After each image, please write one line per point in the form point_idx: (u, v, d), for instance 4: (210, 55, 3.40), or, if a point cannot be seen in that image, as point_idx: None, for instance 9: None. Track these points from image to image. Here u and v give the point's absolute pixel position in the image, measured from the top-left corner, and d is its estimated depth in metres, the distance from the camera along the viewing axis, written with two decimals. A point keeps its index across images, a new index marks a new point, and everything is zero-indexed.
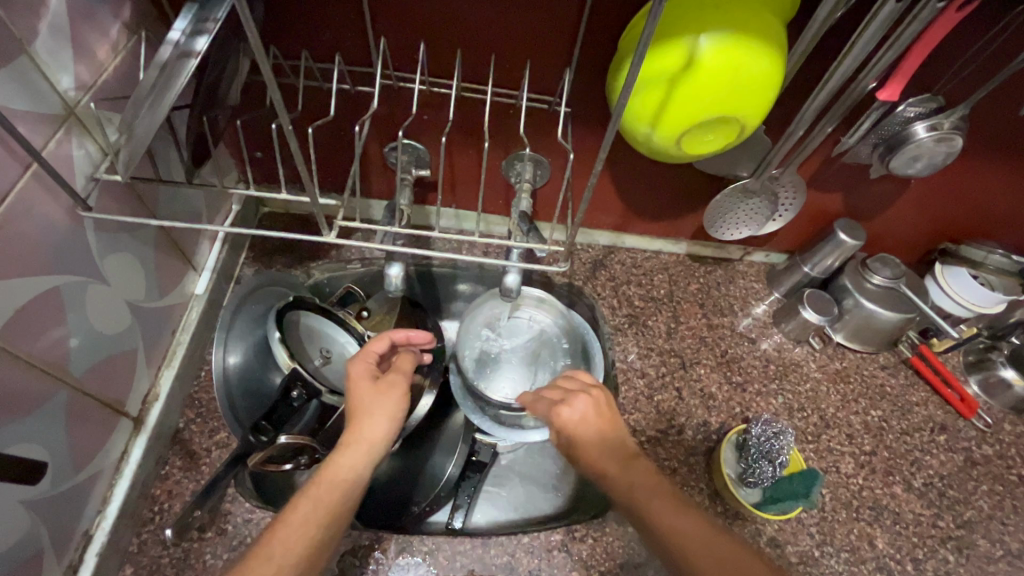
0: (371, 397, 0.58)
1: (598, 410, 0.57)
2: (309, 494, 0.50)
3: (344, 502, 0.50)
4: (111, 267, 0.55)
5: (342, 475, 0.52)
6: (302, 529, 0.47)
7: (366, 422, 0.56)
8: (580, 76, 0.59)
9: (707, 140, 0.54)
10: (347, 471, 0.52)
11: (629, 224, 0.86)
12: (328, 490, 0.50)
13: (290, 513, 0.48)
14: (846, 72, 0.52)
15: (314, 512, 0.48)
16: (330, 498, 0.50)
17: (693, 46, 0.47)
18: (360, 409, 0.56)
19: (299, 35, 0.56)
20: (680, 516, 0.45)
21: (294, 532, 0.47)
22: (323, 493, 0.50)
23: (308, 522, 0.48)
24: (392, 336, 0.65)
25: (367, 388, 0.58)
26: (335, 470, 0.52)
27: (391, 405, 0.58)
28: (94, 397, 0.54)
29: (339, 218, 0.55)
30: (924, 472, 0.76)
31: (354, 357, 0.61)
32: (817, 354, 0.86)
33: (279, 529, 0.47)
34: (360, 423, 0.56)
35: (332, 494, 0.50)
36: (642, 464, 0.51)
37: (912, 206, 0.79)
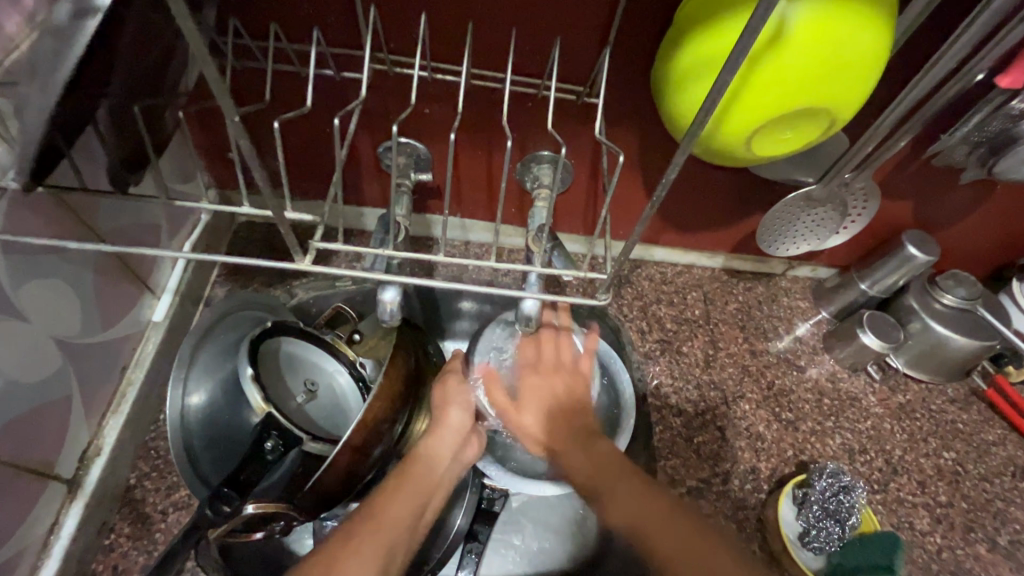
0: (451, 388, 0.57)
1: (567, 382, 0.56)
2: (406, 472, 0.50)
3: (433, 483, 0.51)
4: (30, 298, 0.43)
5: (432, 456, 0.52)
6: (400, 504, 0.47)
7: (450, 410, 0.56)
8: (620, 59, 0.48)
9: (782, 138, 0.43)
10: (434, 454, 0.52)
11: (660, 235, 0.75)
12: (424, 470, 0.51)
13: (385, 487, 0.48)
14: (964, 47, 0.42)
15: (410, 490, 0.49)
16: (423, 474, 0.50)
17: (781, 15, 0.35)
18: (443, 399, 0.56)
19: (270, 7, 0.45)
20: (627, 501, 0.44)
21: (395, 506, 0.47)
22: (416, 469, 0.50)
23: (404, 496, 0.48)
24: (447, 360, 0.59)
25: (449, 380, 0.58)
26: (423, 451, 0.52)
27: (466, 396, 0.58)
28: (8, 464, 0.43)
29: (317, 239, 0.43)
30: (1010, 528, 0.65)
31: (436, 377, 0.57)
32: (877, 385, 0.75)
33: (380, 502, 0.46)
34: (447, 405, 0.56)
35: (426, 475, 0.51)
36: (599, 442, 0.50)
37: (992, 216, 0.68)
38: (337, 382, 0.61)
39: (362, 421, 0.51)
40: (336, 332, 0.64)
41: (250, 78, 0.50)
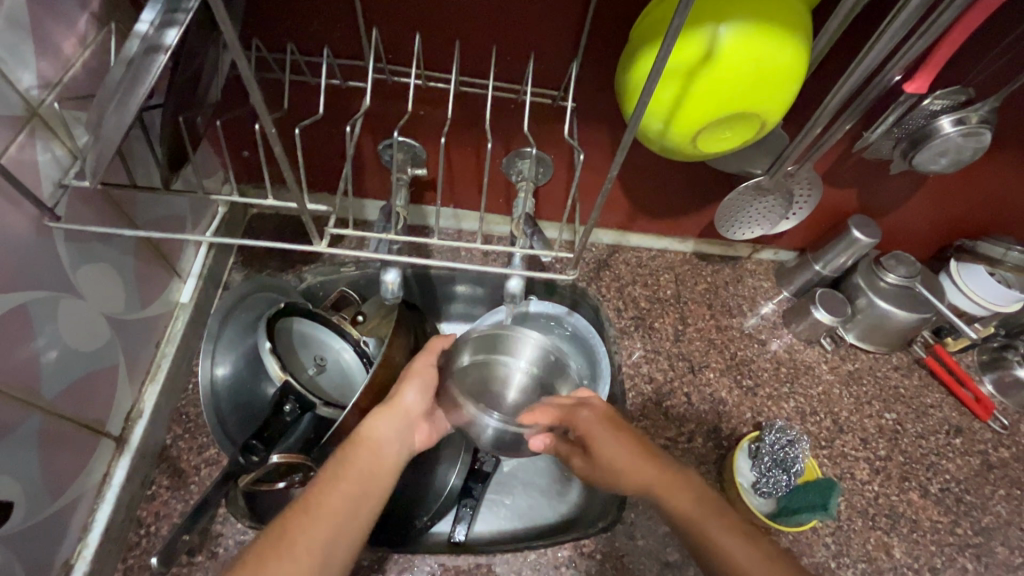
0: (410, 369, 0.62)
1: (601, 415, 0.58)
2: (347, 457, 0.53)
3: (377, 464, 0.54)
4: (85, 279, 0.51)
5: (377, 438, 0.56)
6: (342, 487, 0.51)
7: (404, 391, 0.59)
8: (587, 68, 0.56)
9: (723, 137, 0.50)
10: (378, 436, 0.56)
11: (634, 223, 0.83)
12: (368, 454, 0.54)
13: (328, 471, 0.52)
14: (869, 66, 0.49)
15: (352, 476, 0.52)
16: (366, 457, 0.54)
17: (711, 36, 0.43)
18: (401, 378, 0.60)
19: (284, 27, 0.52)
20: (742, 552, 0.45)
21: (335, 490, 0.51)
22: (359, 453, 0.54)
23: (347, 481, 0.52)
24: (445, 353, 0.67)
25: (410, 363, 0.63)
26: (371, 436, 0.55)
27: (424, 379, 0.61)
28: (70, 420, 0.50)
29: (330, 227, 0.51)
30: (941, 478, 0.74)
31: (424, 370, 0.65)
32: (829, 356, 0.83)
33: (320, 489, 0.51)
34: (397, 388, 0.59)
35: (370, 458, 0.54)
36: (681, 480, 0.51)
37: (928, 202, 0.76)
38: (342, 358, 0.68)
39: (369, 385, 0.59)
40: (341, 314, 0.72)
41: (268, 86, 0.58)
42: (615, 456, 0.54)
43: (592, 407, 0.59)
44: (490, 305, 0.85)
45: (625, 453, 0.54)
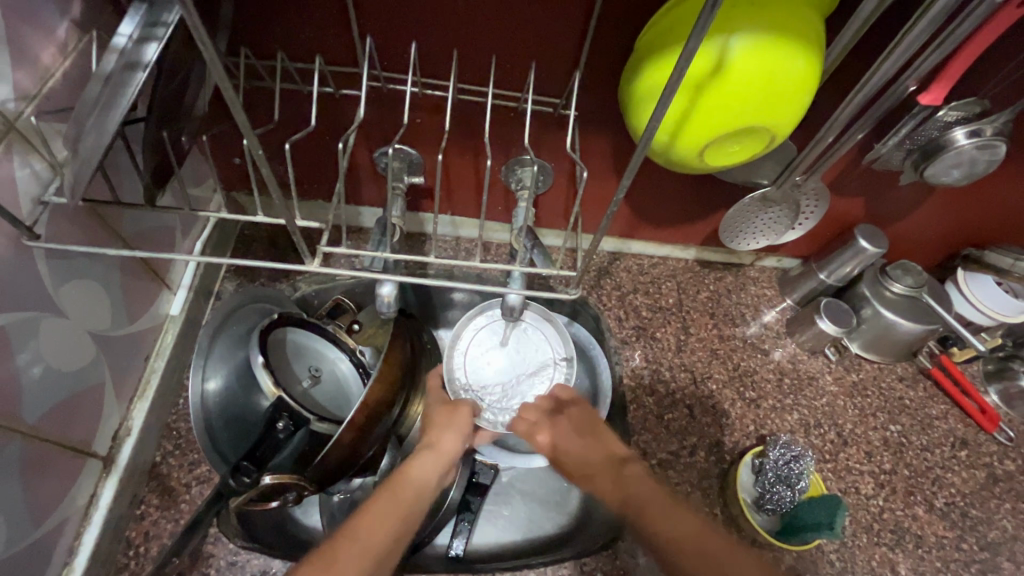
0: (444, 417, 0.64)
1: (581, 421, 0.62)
2: (391, 490, 0.53)
3: (416, 504, 0.53)
4: (68, 297, 0.49)
5: (417, 478, 0.56)
6: (384, 520, 0.49)
7: (443, 437, 0.62)
8: (591, 77, 0.54)
9: (731, 150, 0.49)
10: (420, 475, 0.56)
11: (636, 230, 0.81)
12: (409, 492, 0.54)
13: (369, 506, 0.51)
14: (884, 77, 0.47)
15: (394, 508, 0.51)
16: (408, 496, 0.53)
17: (722, 48, 0.41)
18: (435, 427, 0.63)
19: (275, 33, 0.50)
20: (682, 519, 0.46)
21: (379, 519, 0.49)
22: (400, 490, 0.53)
23: (388, 514, 0.50)
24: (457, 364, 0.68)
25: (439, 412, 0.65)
26: (410, 475, 0.56)
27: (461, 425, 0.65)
28: (54, 443, 0.49)
29: (323, 244, 0.49)
30: (946, 492, 0.73)
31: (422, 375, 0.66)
32: (833, 366, 0.82)
33: (365, 517, 0.49)
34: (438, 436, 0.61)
35: (411, 495, 0.54)
36: (631, 470, 0.54)
37: (936, 212, 0.74)
38: (339, 368, 0.67)
39: (364, 403, 0.57)
40: (337, 322, 0.71)
41: (259, 94, 0.56)
42: (580, 451, 0.58)
43: (567, 415, 0.63)
44: None
45: (581, 446, 0.59)
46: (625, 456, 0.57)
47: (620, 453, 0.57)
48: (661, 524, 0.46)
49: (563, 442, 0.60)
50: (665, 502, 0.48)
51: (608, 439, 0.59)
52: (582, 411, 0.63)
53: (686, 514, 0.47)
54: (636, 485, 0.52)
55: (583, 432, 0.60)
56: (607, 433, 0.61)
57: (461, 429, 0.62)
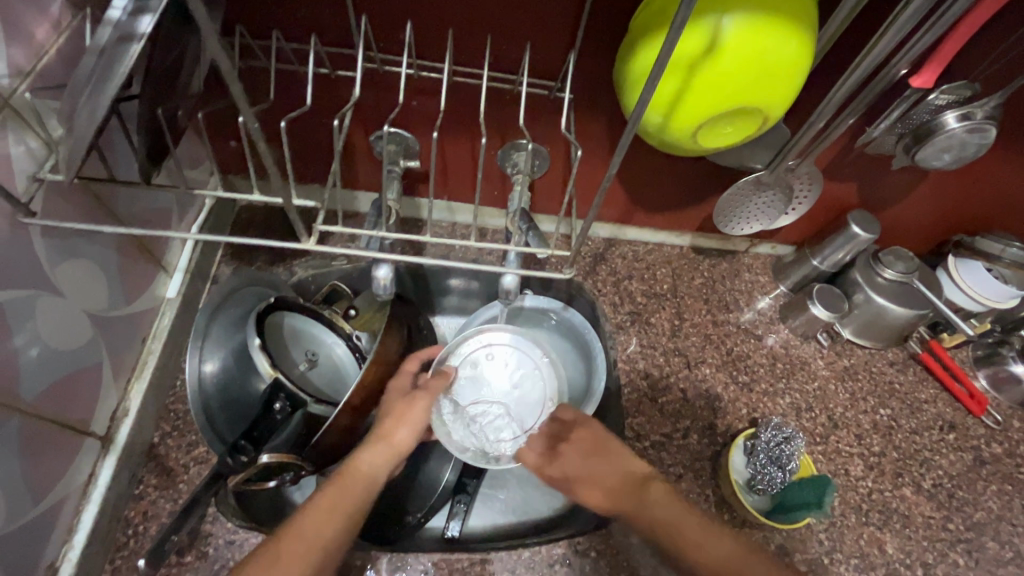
0: (401, 405, 0.61)
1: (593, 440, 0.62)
2: (340, 483, 0.55)
3: (364, 498, 0.55)
4: (65, 276, 0.49)
5: (365, 473, 0.56)
6: (326, 517, 0.52)
7: (399, 425, 0.60)
8: (586, 60, 0.54)
9: (724, 132, 0.49)
10: (370, 467, 0.57)
11: (631, 216, 0.82)
12: (357, 486, 0.55)
13: (315, 500, 0.54)
14: (876, 59, 0.47)
15: (340, 501, 0.54)
16: (354, 489, 0.55)
17: (715, 28, 0.41)
18: (397, 411, 0.61)
19: (271, 12, 0.50)
20: (721, 542, 0.50)
21: (322, 515, 0.52)
22: (347, 484, 0.55)
23: (333, 511, 0.53)
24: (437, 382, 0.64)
25: (397, 399, 0.62)
26: (363, 465, 0.57)
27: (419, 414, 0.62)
28: (52, 420, 0.49)
29: (319, 223, 0.49)
30: (934, 473, 0.74)
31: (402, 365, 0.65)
32: (825, 351, 0.83)
33: (307, 513, 0.52)
34: (394, 422, 0.60)
35: (359, 489, 0.55)
36: (656, 489, 0.56)
37: (928, 198, 0.75)
38: (334, 353, 0.68)
39: (361, 384, 0.58)
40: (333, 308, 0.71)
41: (255, 76, 0.56)
42: (590, 474, 0.59)
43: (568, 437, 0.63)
44: (483, 299, 0.85)
45: (598, 468, 0.59)
46: (646, 473, 0.58)
47: (640, 470, 0.59)
48: (704, 550, 0.50)
49: (574, 471, 0.61)
50: (701, 529, 0.51)
51: (619, 455, 0.60)
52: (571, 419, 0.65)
53: (730, 542, 0.49)
54: (658, 507, 0.54)
55: (598, 452, 0.61)
56: (617, 448, 0.61)
57: (417, 423, 0.61)
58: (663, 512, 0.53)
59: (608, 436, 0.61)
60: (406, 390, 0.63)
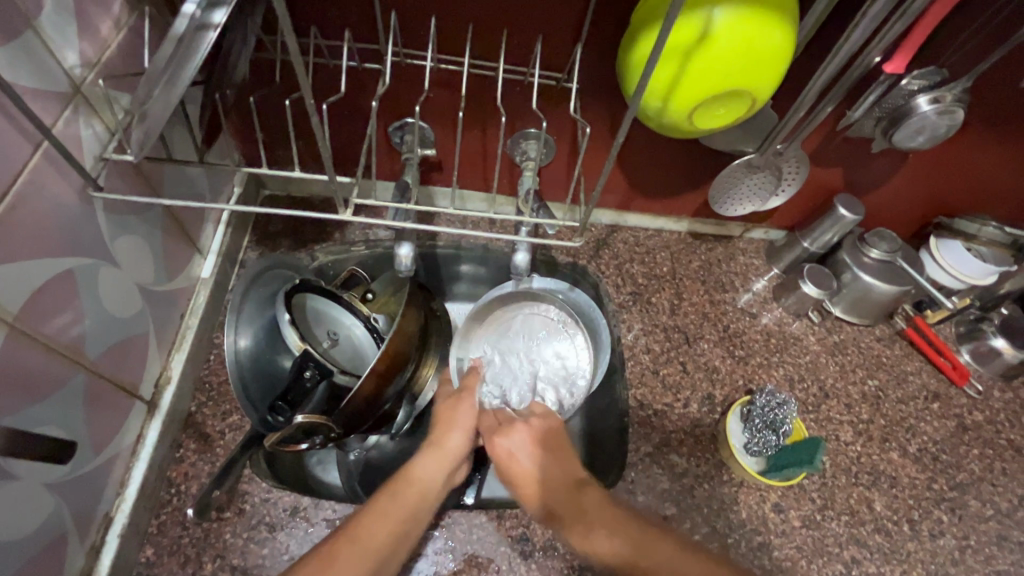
0: (450, 409, 0.65)
1: (538, 435, 0.61)
2: (395, 488, 0.55)
3: (419, 504, 0.55)
4: (121, 250, 0.54)
5: (421, 478, 0.57)
6: (383, 523, 0.51)
7: (451, 433, 0.62)
8: (591, 53, 0.59)
9: (718, 113, 0.54)
10: (425, 474, 0.57)
11: (632, 203, 0.87)
12: (412, 491, 0.55)
13: (375, 502, 0.53)
14: (852, 48, 0.52)
15: (397, 506, 0.53)
16: (412, 494, 0.55)
17: (707, 19, 0.46)
18: (449, 419, 0.63)
19: (307, 11, 0.55)
20: (693, 564, 0.47)
21: (379, 520, 0.51)
22: (403, 490, 0.55)
23: (389, 516, 0.52)
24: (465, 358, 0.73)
25: (447, 407, 0.65)
26: (416, 472, 0.57)
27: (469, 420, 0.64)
28: (108, 380, 0.54)
29: (353, 197, 0.54)
30: (919, 438, 0.79)
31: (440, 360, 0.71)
32: (816, 327, 0.88)
33: (368, 515, 0.51)
34: (445, 429, 0.62)
35: (414, 495, 0.55)
36: (589, 492, 0.55)
37: (908, 182, 0.80)
38: (354, 333, 0.71)
39: (384, 352, 0.63)
40: (351, 292, 0.75)
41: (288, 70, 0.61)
42: (545, 472, 0.57)
43: (529, 425, 0.62)
44: (492, 284, 0.90)
45: (557, 470, 0.57)
46: (583, 479, 0.57)
47: (578, 474, 0.57)
48: (670, 566, 0.47)
49: (529, 466, 0.58)
50: (658, 541, 0.49)
51: (569, 457, 0.59)
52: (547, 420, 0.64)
53: (690, 557, 0.48)
54: (596, 511, 0.52)
55: (548, 450, 0.60)
56: (568, 449, 0.61)
57: (468, 427, 0.63)
58: (608, 532, 0.50)
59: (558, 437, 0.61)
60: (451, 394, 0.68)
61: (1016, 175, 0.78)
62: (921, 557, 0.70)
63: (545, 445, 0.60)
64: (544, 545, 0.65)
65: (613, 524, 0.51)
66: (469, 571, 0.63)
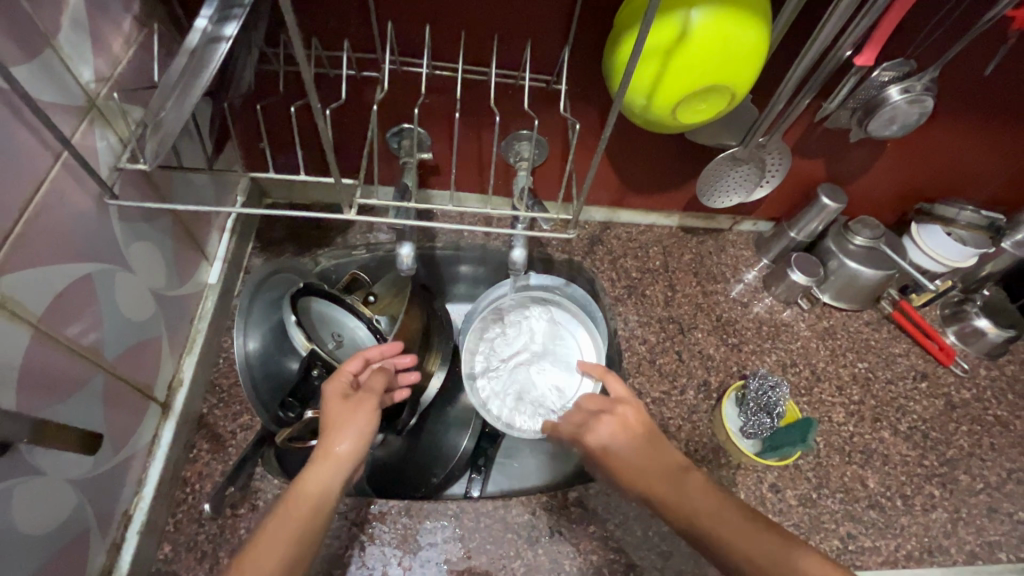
0: (345, 413, 0.57)
1: (625, 426, 0.59)
2: (283, 509, 0.50)
3: (316, 518, 0.50)
4: (135, 255, 0.56)
5: (311, 490, 0.51)
6: (272, 548, 0.47)
7: (339, 433, 0.55)
8: (578, 56, 0.62)
9: (699, 109, 0.57)
10: (316, 485, 0.52)
11: (624, 200, 0.90)
12: (302, 508, 0.50)
13: (262, 532, 0.48)
14: (823, 44, 0.56)
15: (286, 529, 0.49)
16: (302, 512, 0.50)
17: (685, 21, 0.50)
18: (337, 418, 0.56)
19: (308, 24, 0.58)
20: (759, 541, 0.45)
21: (266, 550, 0.47)
22: (292, 509, 0.50)
23: (279, 542, 0.48)
24: (366, 353, 0.64)
25: (343, 404, 0.58)
26: (306, 485, 0.52)
27: (361, 418, 0.57)
28: (125, 382, 0.56)
29: (357, 197, 0.56)
30: (909, 417, 0.82)
31: (330, 376, 0.60)
32: (806, 314, 0.90)
33: (250, 552, 0.47)
34: (330, 435, 0.55)
35: (305, 511, 0.50)
36: (693, 479, 0.52)
37: (887, 171, 0.84)
38: (357, 335, 0.73)
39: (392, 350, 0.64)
40: (353, 295, 0.77)
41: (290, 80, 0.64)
42: (635, 457, 0.56)
43: (614, 414, 0.60)
44: (491, 283, 0.93)
45: (642, 452, 0.56)
46: (686, 464, 0.54)
47: (678, 460, 0.54)
48: (742, 548, 0.45)
49: (615, 446, 0.57)
50: (738, 521, 0.47)
51: (665, 446, 0.56)
52: (630, 410, 0.60)
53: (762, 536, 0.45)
54: (695, 497, 0.50)
55: (647, 439, 0.57)
56: (664, 438, 0.57)
57: (360, 428, 0.56)
58: (729, 528, 0.47)
59: (654, 425, 0.59)
60: (344, 395, 0.59)
61: (988, 160, 0.81)
62: (915, 531, 0.72)
63: (634, 432, 0.58)
64: (549, 531, 0.67)
65: (725, 524, 0.47)
66: (477, 559, 0.65)
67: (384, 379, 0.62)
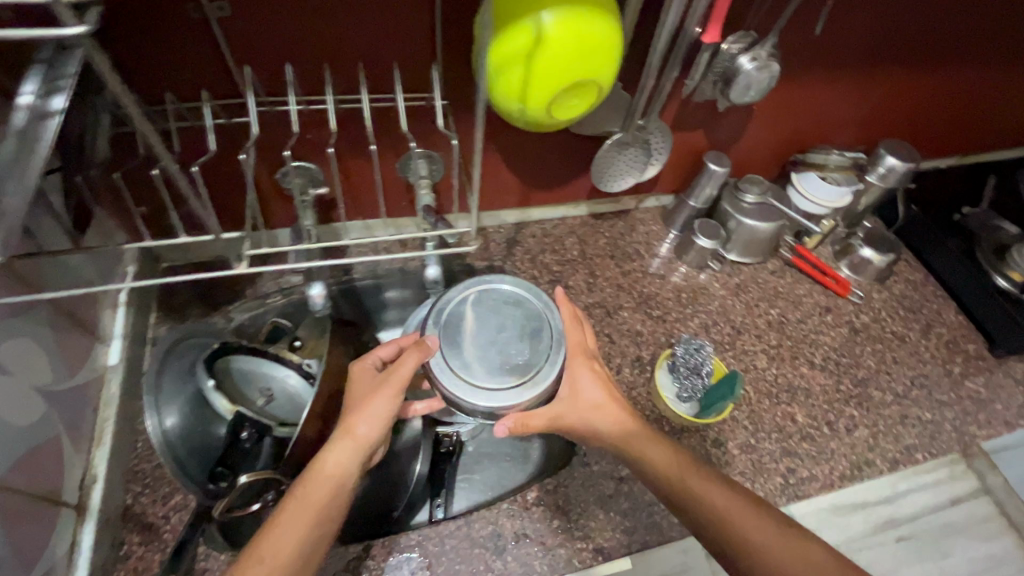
0: (368, 393, 0.57)
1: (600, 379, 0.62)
2: (299, 491, 0.51)
3: (333, 500, 0.52)
4: (8, 355, 0.51)
5: (331, 472, 0.52)
6: (293, 528, 0.50)
7: (360, 415, 0.55)
8: (448, 70, 0.63)
9: (573, 104, 0.59)
10: (335, 467, 0.53)
11: (531, 198, 0.92)
12: (321, 488, 0.52)
13: (281, 513, 0.50)
14: (671, 27, 0.60)
15: (306, 512, 0.50)
16: (320, 495, 0.51)
17: (538, 24, 0.52)
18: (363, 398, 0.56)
19: (159, 78, 0.56)
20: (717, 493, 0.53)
21: (289, 532, 0.49)
22: (312, 491, 0.51)
23: (301, 521, 0.50)
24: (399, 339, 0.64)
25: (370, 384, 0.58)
26: (323, 466, 0.53)
27: (384, 398, 0.56)
28: (22, 494, 0.51)
29: (248, 248, 0.54)
30: (822, 349, 0.89)
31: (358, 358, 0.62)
32: (719, 274, 0.96)
33: (274, 530, 0.49)
34: (353, 417, 0.55)
35: (324, 492, 0.52)
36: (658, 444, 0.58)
37: (761, 130, 0.91)
38: (288, 384, 0.68)
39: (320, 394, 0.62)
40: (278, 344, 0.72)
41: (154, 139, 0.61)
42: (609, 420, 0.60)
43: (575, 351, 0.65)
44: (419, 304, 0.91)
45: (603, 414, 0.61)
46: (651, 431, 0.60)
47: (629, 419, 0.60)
48: (703, 498, 0.53)
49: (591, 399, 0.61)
50: (701, 479, 0.55)
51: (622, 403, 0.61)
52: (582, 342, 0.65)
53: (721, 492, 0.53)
54: (659, 456, 0.57)
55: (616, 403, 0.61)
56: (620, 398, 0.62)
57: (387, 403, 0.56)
58: (696, 481, 0.54)
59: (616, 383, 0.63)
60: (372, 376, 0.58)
61: (843, 105, 0.90)
62: (843, 452, 0.79)
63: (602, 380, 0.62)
64: (515, 536, 0.68)
65: (692, 478, 0.55)
66: None
67: (418, 361, 0.57)
